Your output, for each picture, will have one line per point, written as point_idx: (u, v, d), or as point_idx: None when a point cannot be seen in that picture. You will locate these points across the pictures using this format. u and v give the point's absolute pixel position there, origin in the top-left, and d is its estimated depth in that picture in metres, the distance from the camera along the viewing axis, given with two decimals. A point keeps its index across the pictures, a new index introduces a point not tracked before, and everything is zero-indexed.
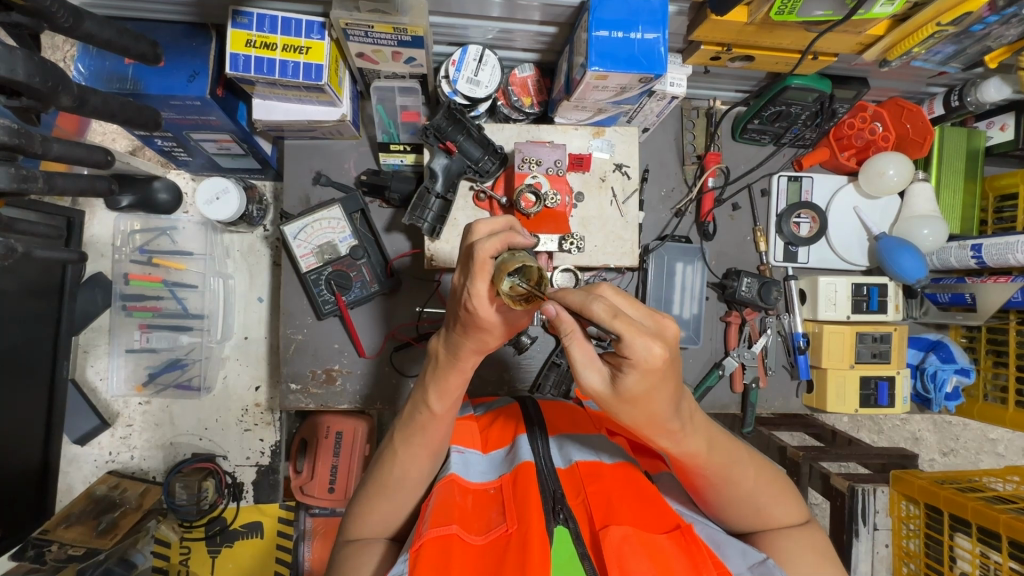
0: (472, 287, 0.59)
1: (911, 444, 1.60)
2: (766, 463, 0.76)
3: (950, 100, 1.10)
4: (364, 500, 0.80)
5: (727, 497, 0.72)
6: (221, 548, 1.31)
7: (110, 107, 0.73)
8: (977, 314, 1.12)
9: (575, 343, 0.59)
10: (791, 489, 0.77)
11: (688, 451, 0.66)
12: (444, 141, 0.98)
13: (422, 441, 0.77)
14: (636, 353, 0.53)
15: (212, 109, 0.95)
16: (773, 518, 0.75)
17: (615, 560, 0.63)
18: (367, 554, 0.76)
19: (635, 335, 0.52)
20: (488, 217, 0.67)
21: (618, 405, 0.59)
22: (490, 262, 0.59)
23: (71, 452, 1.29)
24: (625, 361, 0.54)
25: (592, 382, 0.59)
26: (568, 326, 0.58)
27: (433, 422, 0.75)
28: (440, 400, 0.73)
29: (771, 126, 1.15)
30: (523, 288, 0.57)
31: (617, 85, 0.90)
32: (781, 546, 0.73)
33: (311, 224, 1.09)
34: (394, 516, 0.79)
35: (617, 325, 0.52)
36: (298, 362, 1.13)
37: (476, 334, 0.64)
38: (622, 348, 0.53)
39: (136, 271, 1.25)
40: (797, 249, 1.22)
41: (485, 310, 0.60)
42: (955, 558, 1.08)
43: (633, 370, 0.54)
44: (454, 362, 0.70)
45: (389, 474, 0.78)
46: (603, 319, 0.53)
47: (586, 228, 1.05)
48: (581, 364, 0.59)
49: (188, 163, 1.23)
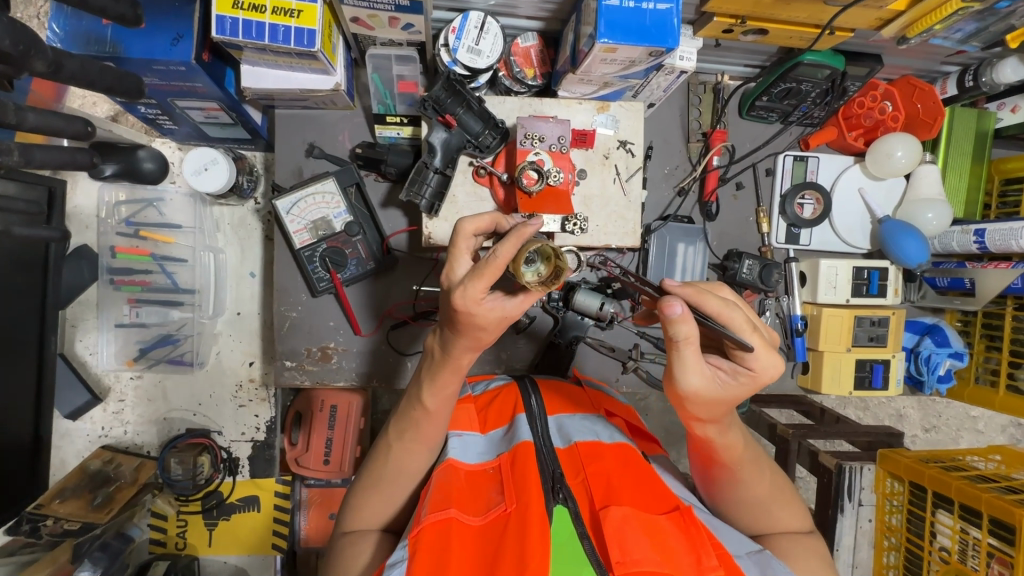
0: (473, 287, 0.60)
1: (895, 420, 1.63)
2: (782, 476, 0.78)
3: (964, 81, 1.07)
4: (358, 491, 0.80)
5: (737, 494, 0.75)
6: (218, 521, 1.32)
7: (88, 73, 0.67)
8: (975, 299, 1.13)
9: (690, 349, 0.62)
10: (796, 498, 0.78)
11: (726, 442, 0.72)
12: (443, 113, 0.94)
13: (417, 437, 0.77)
14: (760, 366, 0.65)
15: (198, 75, 0.90)
16: (776, 521, 0.76)
17: (616, 540, 0.64)
18: (362, 544, 0.76)
19: (765, 352, 0.64)
20: (472, 216, 0.67)
21: (709, 404, 0.66)
22: (501, 267, 0.60)
23: (62, 426, 1.27)
24: (744, 371, 0.65)
25: (693, 384, 0.64)
26: (687, 334, 0.61)
27: (427, 418, 0.76)
28: (434, 396, 0.75)
29: (780, 103, 1.12)
30: (543, 276, 0.61)
31: (626, 59, 0.86)
32: (778, 545, 0.75)
33: (304, 198, 1.05)
34: (388, 508, 0.79)
35: (757, 339, 0.64)
36: (294, 339, 1.11)
37: (470, 332, 0.65)
38: (750, 359, 0.64)
39: (123, 244, 1.21)
40: (799, 231, 1.20)
41: (478, 309, 0.62)
42: (936, 534, 1.11)
43: (750, 379, 0.65)
44: (449, 359, 0.71)
45: (384, 467, 0.79)
46: (744, 329, 0.64)
47: (589, 207, 1.02)
48: (692, 368, 0.63)
49: (174, 131, 1.17)
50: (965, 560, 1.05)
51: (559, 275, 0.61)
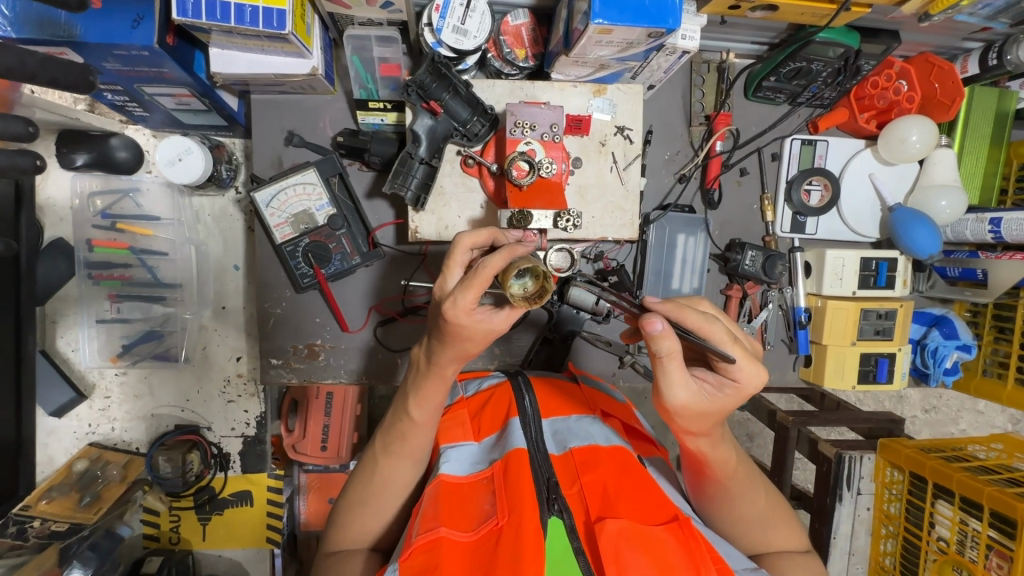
0: (460, 299, 0.57)
1: (895, 402, 1.56)
2: (776, 494, 0.79)
3: (987, 59, 1.00)
4: (344, 509, 0.77)
5: (733, 514, 0.76)
6: (211, 515, 1.31)
7: (31, 66, 0.61)
8: (986, 291, 1.08)
9: (674, 364, 0.60)
10: (792, 515, 0.79)
11: (720, 459, 0.71)
12: (428, 100, 0.87)
13: (403, 451, 0.74)
14: (745, 378, 0.62)
15: (164, 60, 0.83)
16: (773, 538, 0.77)
17: (613, 557, 0.61)
18: (351, 564, 0.75)
19: (749, 363, 0.61)
20: (470, 230, 0.63)
21: (694, 417, 0.64)
22: (491, 278, 0.56)
23: (48, 424, 1.25)
24: (730, 383, 0.63)
25: (680, 397, 0.62)
26: (670, 348, 0.59)
27: (414, 431, 0.73)
28: (420, 406, 0.72)
29: (789, 84, 1.05)
30: (533, 289, 0.56)
31: (624, 40, 0.80)
32: (777, 564, 0.75)
33: (284, 190, 0.99)
34: (376, 525, 0.77)
35: (737, 350, 0.62)
36: (279, 336, 1.08)
37: (457, 343, 0.62)
38: (735, 371, 0.62)
39: (100, 237, 1.16)
40: (805, 219, 1.15)
41: (466, 321, 0.58)
42: (934, 524, 1.07)
43: (736, 391, 0.63)
44: (434, 368, 0.68)
45: (371, 482, 0.76)
46: (726, 341, 0.62)
47: (584, 198, 0.97)
48: (677, 383, 0.62)
49: (146, 119, 1.11)
50: (963, 551, 1.01)
51: (544, 293, 0.56)
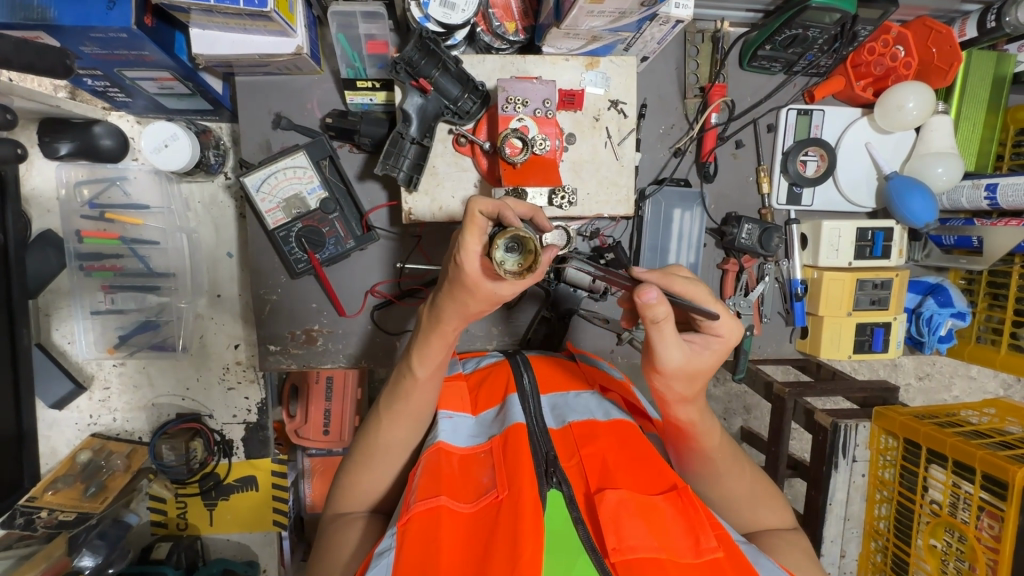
0: (461, 241, 0.59)
1: (889, 370, 1.58)
2: (756, 469, 0.81)
3: (986, 21, 0.99)
4: (349, 471, 0.79)
5: (719, 488, 0.78)
6: (217, 501, 1.33)
7: None
8: (982, 258, 1.09)
9: (669, 325, 0.63)
10: (778, 495, 0.81)
11: (703, 426, 0.74)
12: (417, 78, 0.85)
13: (406, 409, 0.76)
14: (725, 331, 0.66)
15: (143, 42, 0.80)
16: (761, 517, 0.79)
17: (613, 525, 0.61)
18: (354, 528, 0.76)
19: (728, 317, 0.66)
20: (513, 199, 0.69)
21: (687, 378, 0.67)
22: (483, 222, 0.59)
23: (49, 416, 1.25)
24: (711, 337, 0.67)
25: (675, 358, 0.65)
26: (663, 312, 0.61)
27: (417, 389, 0.75)
28: (424, 364, 0.74)
29: (784, 52, 1.03)
30: (519, 265, 0.59)
31: (616, 10, 0.78)
32: (768, 542, 0.77)
33: (274, 174, 0.97)
34: (378, 488, 0.79)
35: (718, 308, 0.65)
36: (276, 323, 1.07)
37: (458, 296, 0.64)
38: (716, 326, 0.66)
39: (88, 228, 1.13)
40: (801, 190, 1.14)
41: (472, 267, 0.60)
42: (927, 489, 1.08)
43: (716, 345, 0.67)
44: (436, 328, 0.70)
45: (374, 442, 0.78)
46: (706, 301, 0.65)
47: (578, 175, 0.96)
48: (671, 342, 0.64)
49: (129, 104, 1.08)
50: (956, 513, 1.03)
51: (534, 268, 0.59)
